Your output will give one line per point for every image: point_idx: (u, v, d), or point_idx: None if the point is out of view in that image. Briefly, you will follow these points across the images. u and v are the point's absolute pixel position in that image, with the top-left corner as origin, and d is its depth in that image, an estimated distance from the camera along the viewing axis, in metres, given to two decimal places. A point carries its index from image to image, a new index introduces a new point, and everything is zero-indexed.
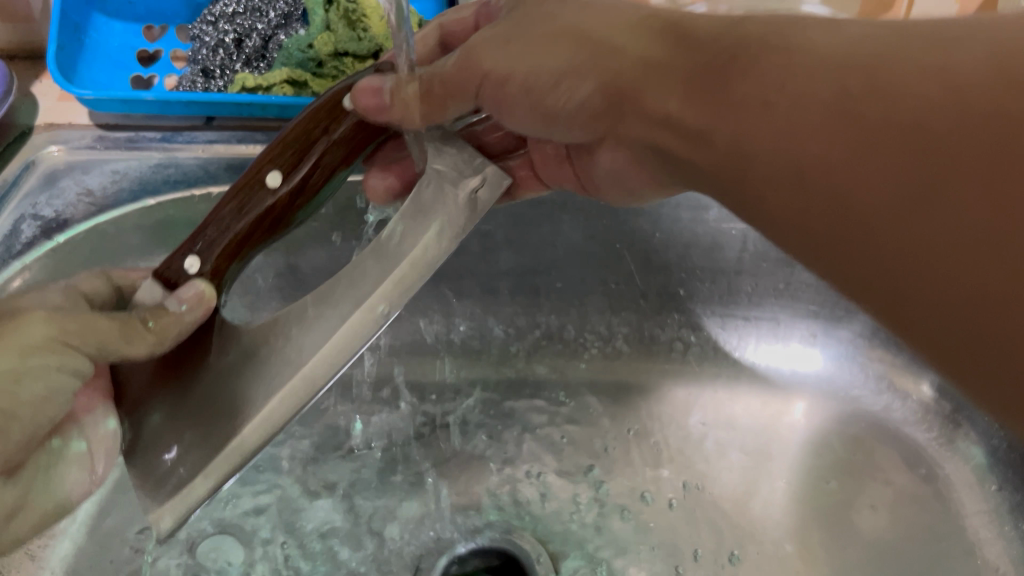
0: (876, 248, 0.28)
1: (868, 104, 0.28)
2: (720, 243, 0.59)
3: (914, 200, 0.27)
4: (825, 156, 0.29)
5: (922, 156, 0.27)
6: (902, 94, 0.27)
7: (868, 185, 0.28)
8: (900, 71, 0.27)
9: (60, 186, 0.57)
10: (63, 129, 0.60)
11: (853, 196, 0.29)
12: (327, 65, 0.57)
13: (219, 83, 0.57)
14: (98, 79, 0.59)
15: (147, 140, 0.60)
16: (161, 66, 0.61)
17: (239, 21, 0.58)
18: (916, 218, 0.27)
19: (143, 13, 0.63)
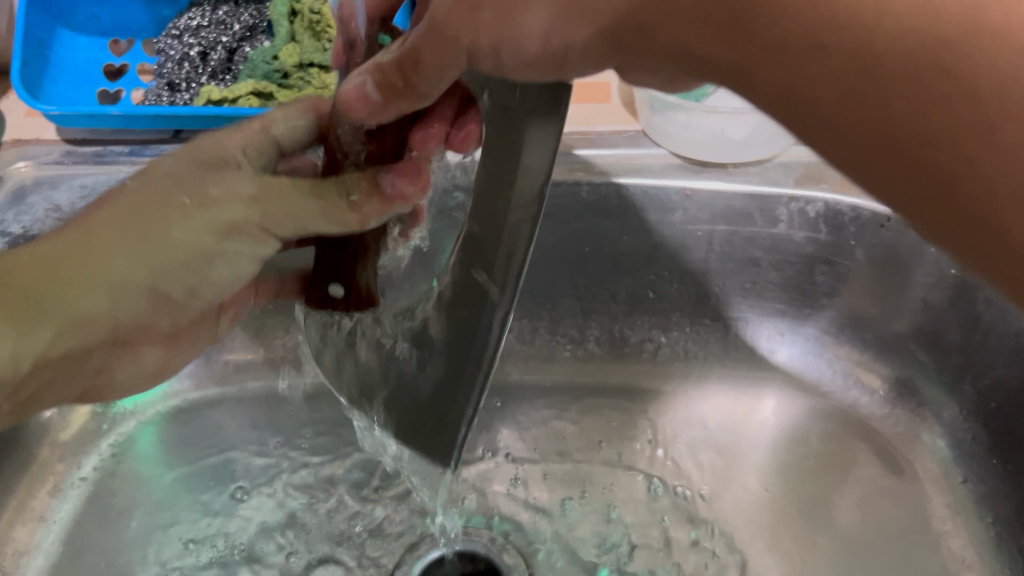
0: (905, 159, 0.27)
1: (936, 56, 0.26)
2: (687, 245, 0.59)
3: (967, 133, 0.26)
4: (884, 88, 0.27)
5: (990, 106, 0.26)
6: (935, 92, 0.26)
7: (917, 112, 0.27)
8: (957, 43, 0.26)
9: (29, 202, 0.58)
10: (32, 144, 0.60)
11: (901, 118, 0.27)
12: (292, 77, 0.57)
13: (184, 96, 0.57)
14: (63, 94, 0.59)
15: (114, 154, 0.60)
16: (128, 80, 0.61)
17: (204, 34, 0.59)
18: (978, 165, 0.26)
19: (108, 27, 0.63)
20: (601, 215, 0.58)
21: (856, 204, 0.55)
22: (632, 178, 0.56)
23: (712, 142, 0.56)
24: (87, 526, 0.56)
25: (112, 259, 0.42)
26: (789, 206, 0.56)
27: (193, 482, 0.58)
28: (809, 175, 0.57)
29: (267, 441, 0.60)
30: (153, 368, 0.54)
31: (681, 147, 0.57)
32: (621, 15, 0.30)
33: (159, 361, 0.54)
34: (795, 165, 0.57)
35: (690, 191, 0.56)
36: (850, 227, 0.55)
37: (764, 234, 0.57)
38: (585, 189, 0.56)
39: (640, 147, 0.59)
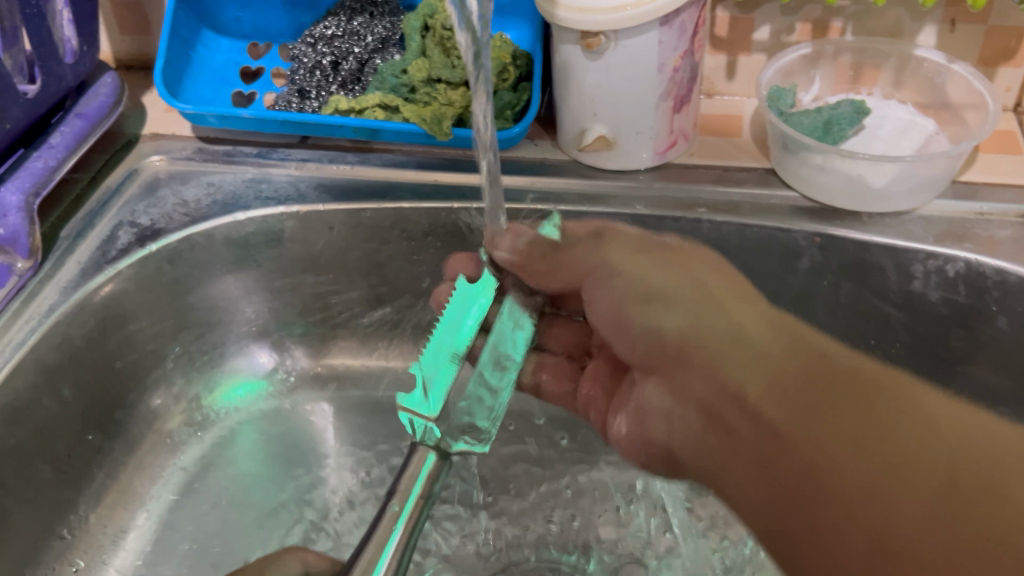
0: (898, 461, 0.34)
1: (812, 492, 0.36)
2: (810, 292, 0.56)
3: (813, 479, 0.36)
4: (960, 415, 0.36)
5: (922, 490, 0.33)
6: (884, 453, 0.35)
7: (853, 463, 0.35)
8: (834, 478, 0.35)
9: (158, 195, 0.60)
10: (167, 140, 0.63)
11: (897, 473, 0.34)
12: (419, 91, 0.57)
13: (314, 103, 0.58)
14: (201, 93, 0.61)
15: (243, 155, 0.61)
16: (262, 83, 0.63)
17: (337, 44, 0.59)
18: (869, 440, 0.35)
19: (249, 30, 0.65)
20: None
21: (1002, 267, 0.50)
22: (758, 219, 0.54)
23: (848, 188, 0.53)
24: (175, 516, 0.57)
25: None
26: (925, 264, 0.52)
27: (286, 491, 0.59)
28: (950, 232, 0.52)
29: (361, 445, 0.61)
30: None
31: (812, 191, 0.54)
32: (701, 397, 0.42)
33: None
34: (937, 219, 0.53)
35: (820, 237, 0.54)
36: (992, 291, 0.51)
37: (894, 289, 0.54)
38: (706, 227, 0.56)
39: (771, 187, 0.56)
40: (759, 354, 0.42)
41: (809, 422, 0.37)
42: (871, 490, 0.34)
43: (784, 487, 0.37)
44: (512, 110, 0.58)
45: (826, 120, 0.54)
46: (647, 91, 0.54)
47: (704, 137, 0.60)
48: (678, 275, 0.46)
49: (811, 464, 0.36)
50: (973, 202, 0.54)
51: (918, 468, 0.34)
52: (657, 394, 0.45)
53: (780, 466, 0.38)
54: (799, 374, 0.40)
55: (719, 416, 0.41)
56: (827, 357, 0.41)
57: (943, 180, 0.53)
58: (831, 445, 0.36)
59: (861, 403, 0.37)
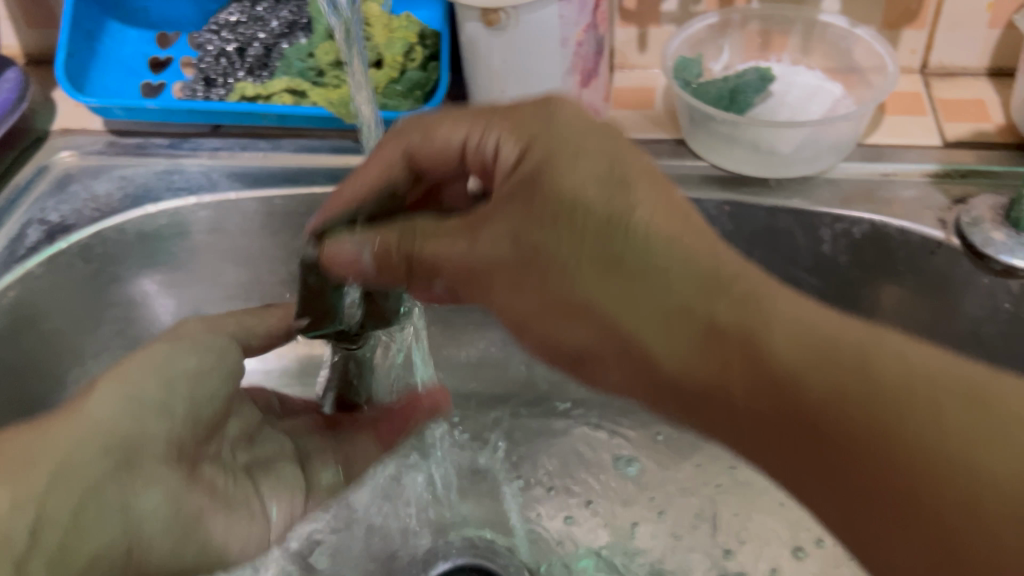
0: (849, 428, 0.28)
1: (818, 444, 0.29)
2: None
3: (823, 475, 0.29)
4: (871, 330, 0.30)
5: (920, 452, 0.27)
6: (832, 398, 0.29)
7: (881, 470, 0.28)
8: (817, 425, 0.29)
9: (69, 191, 0.58)
10: (78, 135, 0.62)
11: (976, 475, 0.27)
12: (328, 74, 0.57)
13: (220, 92, 0.57)
14: (109, 86, 0.60)
15: (156, 147, 0.61)
16: (172, 73, 0.61)
17: (241, 31, 0.59)
18: (813, 370, 0.29)
19: (157, 21, 0.64)
20: None
21: (905, 228, 0.51)
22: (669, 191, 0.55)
23: (755, 155, 0.53)
24: None
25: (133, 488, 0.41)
26: (832, 227, 0.53)
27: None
28: (856, 195, 0.53)
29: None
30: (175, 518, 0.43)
31: (722, 160, 0.55)
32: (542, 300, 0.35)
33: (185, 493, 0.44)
34: (844, 182, 0.54)
35: (728, 206, 0.54)
36: (898, 252, 0.52)
37: (805, 253, 0.55)
38: None
39: (682, 157, 0.56)
40: (772, 391, 0.30)
41: (749, 359, 0.30)
42: (927, 496, 0.27)
43: (766, 437, 0.30)
44: (422, 90, 0.57)
45: (731, 89, 0.55)
46: (550, 65, 0.53)
47: (617, 111, 0.60)
48: (495, 227, 0.36)
49: (821, 444, 0.29)
50: (878, 164, 0.54)
51: (838, 405, 0.28)
52: (490, 238, 0.36)
53: (779, 418, 0.30)
54: (674, 309, 0.32)
55: (579, 369, 0.36)
56: (712, 321, 0.31)
57: (848, 143, 0.53)
58: (823, 404, 0.29)
59: (851, 411, 0.28)
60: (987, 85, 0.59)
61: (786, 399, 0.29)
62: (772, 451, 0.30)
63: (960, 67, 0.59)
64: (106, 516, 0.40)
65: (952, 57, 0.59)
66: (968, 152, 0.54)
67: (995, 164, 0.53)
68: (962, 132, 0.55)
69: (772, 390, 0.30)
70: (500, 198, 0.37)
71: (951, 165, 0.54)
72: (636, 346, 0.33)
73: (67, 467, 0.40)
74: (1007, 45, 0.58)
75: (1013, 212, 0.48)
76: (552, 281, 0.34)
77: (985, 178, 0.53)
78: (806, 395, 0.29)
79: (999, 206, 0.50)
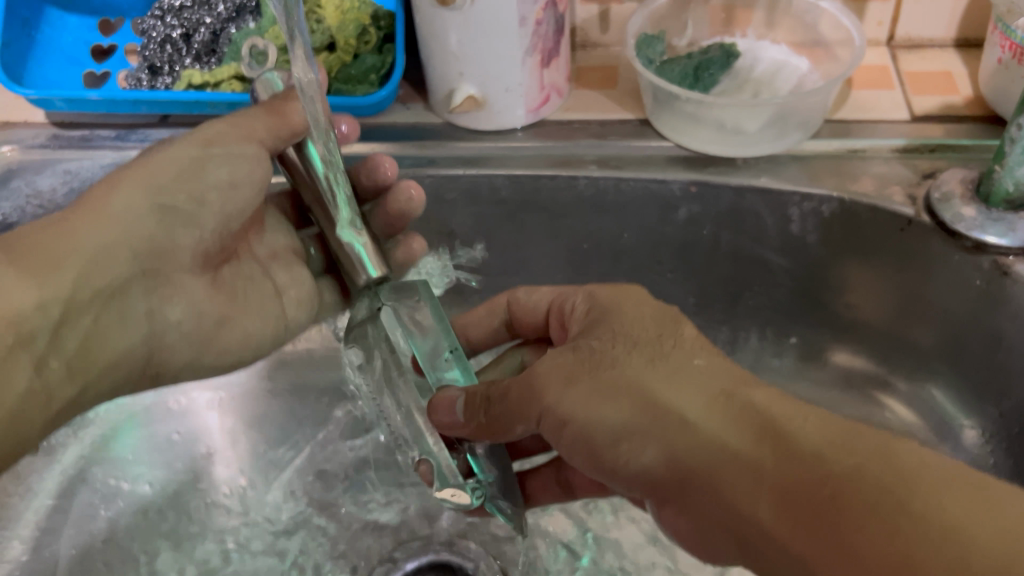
0: (788, 496, 0.31)
1: (745, 525, 0.32)
2: (693, 243, 0.56)
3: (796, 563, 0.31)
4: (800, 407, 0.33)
5: (828, 487, 0.30)
6: (754, 469, 0.32)
7: (808, 530, 0.30)
8: (743, 503, 0.32)
9: (11, 188, 0.56)
10: (18, 128, 0.59)
11: (956, 547, 0.27)
12: (279, 59, 0.54)
13: (166, 79, 0.55)
14: (49, 77, 0.57)
15: (101, 139, 0.58)
16: (115, 61, 0.59)
17: (187, 15, 0.56)
18: (742, 449, 0.32)
19: (98, 6, 0.61)
20: (562, 254, 0.59)
21: (874, 204, 0.50)
22: (633, 172, 0.53)
23: (719, 134, 0.52)
24: (57, 524, 0.55)
25: (111, 195, 0.45)
26: (800, 206, 0.52)
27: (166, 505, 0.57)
28: (824, 172, 0.52)
29: (252, 450, 0.60)
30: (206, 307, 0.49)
31: (685, 139, 0.53)
32: (598, 432, 0.36)
33: (212, 297, 0.49)
34: (812, 159, 0.53)
35: (694, 186, 0.53)
36: (868, 229, 0.51)
37: (774, 233, 0.54)
38: (584, 183, 0.54)
39: (647, 137, 0.55)
40: (745, 475, 0.32)
41: (698, 486, 0.33)
42: (857, 537, 0.29)
43: (732, 528, 0.33)
44: (378, 74, 0.56)
45: (695, 66, 0.54)
46: (509, 48, 0.51)
47: (579, 90, 0.59)
48: (563, 393, 0.37)
49: (764, 525, 0.31)
50: (846, 140, 0.53)
51: (784, 479, 0.31)
52: (554, 395, 0.37)
53: (725, 509, 0.32)
54: (655, 410, 0.34)
55: (602, 460, 0.36)
56: (726, 395, 0.34)
57: (815, 118, 0.52)
58: (744, 476, 0.32)
59: (749, 479, 0.32)
60: (954, 57, 0.58)
61: (734, 494, 0.32)
62: (749, 536, 0.32)
63: (926, 38, 0.58)
64: (132, 323, 0.47)
65: (919, 28, 0.58)
66: (937, 126, 0.53)
67: (964, 137, 0.52)
68: (929, 105, 0.54)
69: (713, 492, 0.33)
70: (509, 395, 0.38)
71: (919, 139, 0.53)
72: (685, 468, 0.33)
73: (91, 270, 0.44)
74: (973, 16, 0.57)
75: (981, 187, 0.47)
76: (591, 406, 0.36)
77: (954, 153, 0.52)
78: (760, 515, 0.31)
79: (968, 179, 0.48)
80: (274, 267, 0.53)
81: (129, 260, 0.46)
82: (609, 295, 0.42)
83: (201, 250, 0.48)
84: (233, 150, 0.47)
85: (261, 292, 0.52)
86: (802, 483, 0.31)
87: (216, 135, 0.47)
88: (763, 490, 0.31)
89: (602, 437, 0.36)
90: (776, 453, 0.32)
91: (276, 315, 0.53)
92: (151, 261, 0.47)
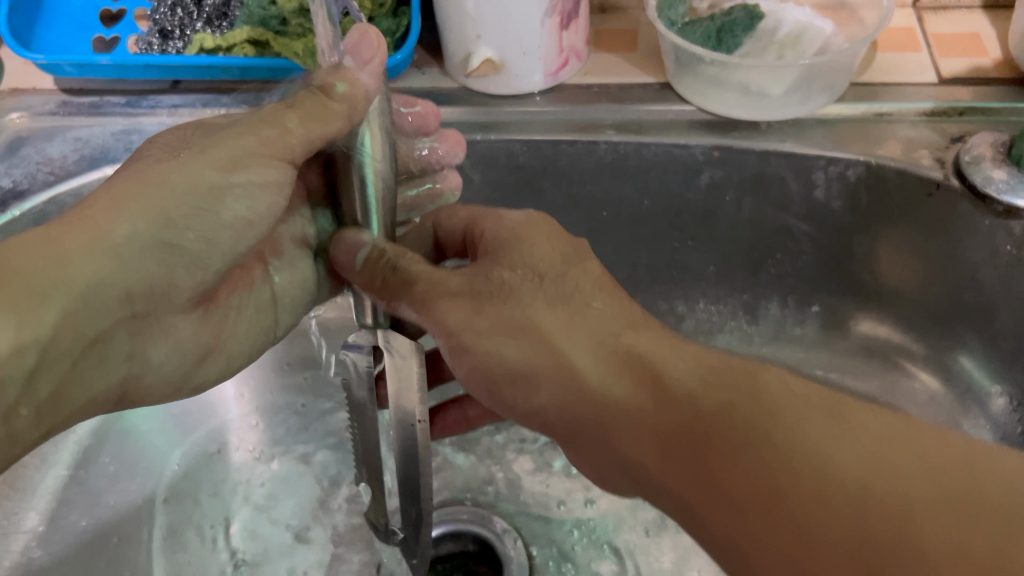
0: (692, 447, 0.33)
1: (647, 471, 0.35)
2: (714, 210, 0.55)
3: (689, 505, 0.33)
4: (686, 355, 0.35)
5: (743, 450, 0.31)
6: (645, 409, 0.35)
7: (720, 489, 0.31)
8: (644, 449, 0.35)
9: (20, 155, 0.55)
10: (27, 94, 0.58)
11: (816, 469, 0.30)
12: (291, 23, 0.52)
13: (178, 44, 0.54)
14: (58, 42, 0.56)
15: (111, 105, 0.57)
16: (124, 26, 0.57)
17: None
18: (639, 400, 0.35)
19: None
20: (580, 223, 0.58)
21: (901, 168, 0.49)
22: (654, 137, 0.52)
23: (745, 97, 0.51)
24: (73, 499, 0.55)
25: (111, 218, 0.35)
26: (825, 170, 0.51)
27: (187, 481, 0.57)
28: (849, 135, 0.51)
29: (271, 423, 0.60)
30: (193, 345, 0.41)
31: (707, 102, 0.52)
32: (512, 370, 0.38)
33: (202, 333, 0.41)
34: (837, 123, 0.52)
35: (717, 151, 0.52)
36: (894, 194, 0.50)
37: (798, 199, 0.53)
38: (604, 148, 0.53)
39: (667, 102, 0.54)
40: (630, 419, 0.35)
41: (606, 433, 0.36)
42: (785, 514, 0.29)
43: (648, 478, 0.35)
44: (393, 37, 0.54)
45: (717, 29, 0.53)
46: (527, 9, 0.49)
47: (597, 54, 0.57)
48: (453, 311, 0.39)
49: (683, 492, 0.33)
50: (872, 103, 0.52)
51: (676, 424, 0.33)
52: (457, 318, 0.39)
53: (626, 450, 0.35)
54: (562, 362, 0.37)
55: (502, 395, 0.39)
56: (625, 348, 0.36)
57: (841, 81, 0.51)
58: (635, 423, 0.35)
59: (651, 429, 0.34)
60: (981, 17, 0.56)
61: (643, 445, 0.35)
62: (649, 477, 0.35)
63: None
64: (112, 364, 0.37)
65: None
66: (964, 89, 0.52)
67: (992, 100, 0.51)
68: (957, 68, 0.53)
69: (622, 440, 0.35)
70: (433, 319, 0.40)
71: (947, 102, 0.52)
72: (585, 410, 0.36)
73: (76, 314, 0.34)
74: None
75: (1013, 149, 0.46)
76: (497, 342, 0.38)
77: (982, 116, 0.51)
78: (648, 455, 0.34)
79: (999, 142, 0.47)
80: (276, 271, 0.45)
81: (121, 301, 0.36)
82: (519, 227, 0.43)
83: (199, 290, 0.39)
84: (258, 177, 0.38)
85: (256, 306, 0.44)
86: (727, 459, 0.31)
87: (228, 159, 0.37)
88: (673, 440, 0.33)
89: (503, 372, 0.38)
90: (664, 397, 0.34)
91: (265, 327, 0.45)
92: (146, 302, 0.37)
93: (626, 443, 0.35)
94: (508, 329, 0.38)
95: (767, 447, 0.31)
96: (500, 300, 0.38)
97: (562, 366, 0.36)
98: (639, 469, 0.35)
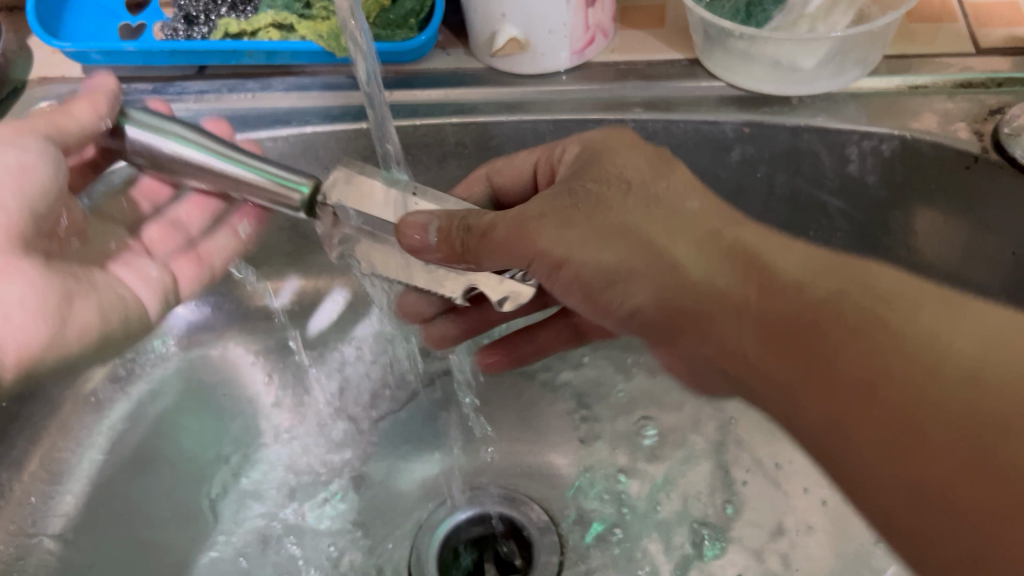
0: (805, 349, 0.37)
1: (762, 380, 0.37)
2: (746, 187, 0.54)
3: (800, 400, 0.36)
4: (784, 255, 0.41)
5: (850, 344, 0.36)
6: (750, 313, 0.38)
7: (815, 379, 0.36)
8: (750, 350, 0.38)
9: None
10: (56, 83, 0.58)
11: (936, 348, 0.35)
12: (316, 6, 0.53)
13: (203, 30, 0.54)
14: (85, 30, 0.56)
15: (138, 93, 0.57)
16: (150, 13, 0.57)
17: None
18: (741, 306, 0.39)
19: None
20: None
21: (938, 141, 0.48)
22: (684, 114, 0.51)
23: (776, 72, 0.50)
24: (112, 477, 0.54)
25: None
26: (859, 145, 0.50)
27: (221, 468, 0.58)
28: (884, 109, 0.50)
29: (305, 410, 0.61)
30: None
31: (737, 77, 0.51)
32: (601, 280, 0.41)
33: None
34: (872, 97, 0.50)
35: (748, 127, 0.51)
36: (931, 168, 0.49)
37: (831, 174, 0.52)
38: (632, 127, 0.52)
39: (696, 78, 0.53)
40: (736, 311, 0.39)
41: (708, 332, 0.39)
42: (880, 389, 0.34)
43: (752, 374, 0.38)
44: (417, 17, 0.54)
45: (747, 3, 0.52)
46: None
47: (625, 30, 0.57)
48: (550, 233, 0.41)
49: (789, 381, 0.36)
50: (906, 76, 0.51)
51: (787, 322, 0.38)
52: (550, 236, 0.41)
53: (730, 355, 0.39)
54: (675, 275, 0.39)
55: (598, 300, 0.42)
56: (731, 241, 0.41)
57: (874, 54, 0.50)
58: (738, 321, 0.38)
59: (761, 327, 0.38)
60: None
61: (745, 349, 0.38)
62: (752, 369, 0.38)
63: None
64: None
65: None
66: (1004, 59, 0.51)
67: None
68: (995, 38, 0.52)
69: (720, 336, 0.39)
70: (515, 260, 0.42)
71: (986, 73, 0.50)
72: (693, 310, 0.39)
73: None
74: None
75: None
76: (586, 248, 0.40)
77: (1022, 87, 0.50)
78: (749, 348, 0.38)
79: None
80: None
81: None
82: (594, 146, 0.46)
83: None
84: None
85: None
86: (826, 351, 0.36)
87: None
88: (772, 333, 0.38)
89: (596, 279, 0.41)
90: (769, 296, 0.39)
91: None
92: None
93: (725, 339, 0.39)
94: (591, 249, 0.40)
95: (876, 319, 0.37)
96: (605, 210, 0.42)
97: (660, 265, 0.40)
98: (748, 374, 0.38)
